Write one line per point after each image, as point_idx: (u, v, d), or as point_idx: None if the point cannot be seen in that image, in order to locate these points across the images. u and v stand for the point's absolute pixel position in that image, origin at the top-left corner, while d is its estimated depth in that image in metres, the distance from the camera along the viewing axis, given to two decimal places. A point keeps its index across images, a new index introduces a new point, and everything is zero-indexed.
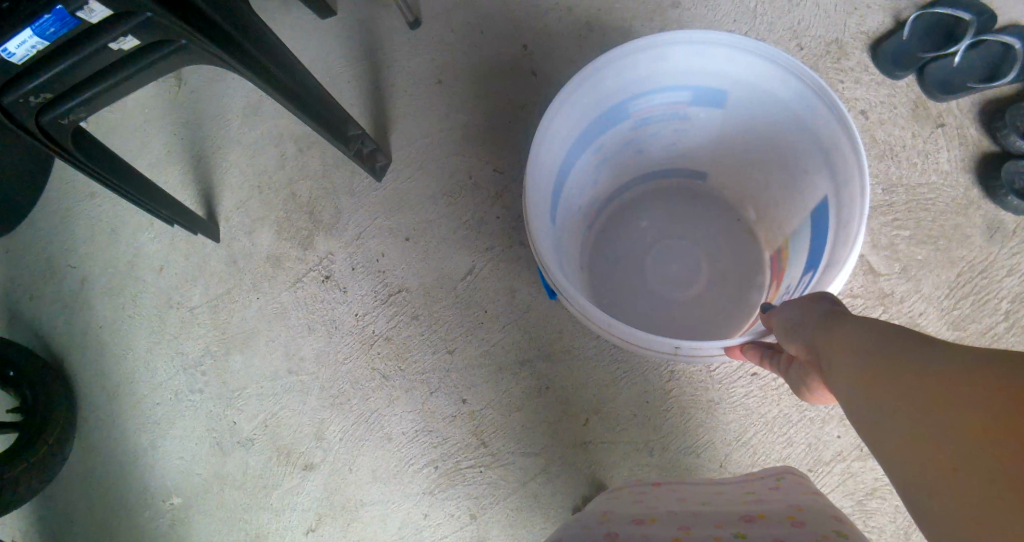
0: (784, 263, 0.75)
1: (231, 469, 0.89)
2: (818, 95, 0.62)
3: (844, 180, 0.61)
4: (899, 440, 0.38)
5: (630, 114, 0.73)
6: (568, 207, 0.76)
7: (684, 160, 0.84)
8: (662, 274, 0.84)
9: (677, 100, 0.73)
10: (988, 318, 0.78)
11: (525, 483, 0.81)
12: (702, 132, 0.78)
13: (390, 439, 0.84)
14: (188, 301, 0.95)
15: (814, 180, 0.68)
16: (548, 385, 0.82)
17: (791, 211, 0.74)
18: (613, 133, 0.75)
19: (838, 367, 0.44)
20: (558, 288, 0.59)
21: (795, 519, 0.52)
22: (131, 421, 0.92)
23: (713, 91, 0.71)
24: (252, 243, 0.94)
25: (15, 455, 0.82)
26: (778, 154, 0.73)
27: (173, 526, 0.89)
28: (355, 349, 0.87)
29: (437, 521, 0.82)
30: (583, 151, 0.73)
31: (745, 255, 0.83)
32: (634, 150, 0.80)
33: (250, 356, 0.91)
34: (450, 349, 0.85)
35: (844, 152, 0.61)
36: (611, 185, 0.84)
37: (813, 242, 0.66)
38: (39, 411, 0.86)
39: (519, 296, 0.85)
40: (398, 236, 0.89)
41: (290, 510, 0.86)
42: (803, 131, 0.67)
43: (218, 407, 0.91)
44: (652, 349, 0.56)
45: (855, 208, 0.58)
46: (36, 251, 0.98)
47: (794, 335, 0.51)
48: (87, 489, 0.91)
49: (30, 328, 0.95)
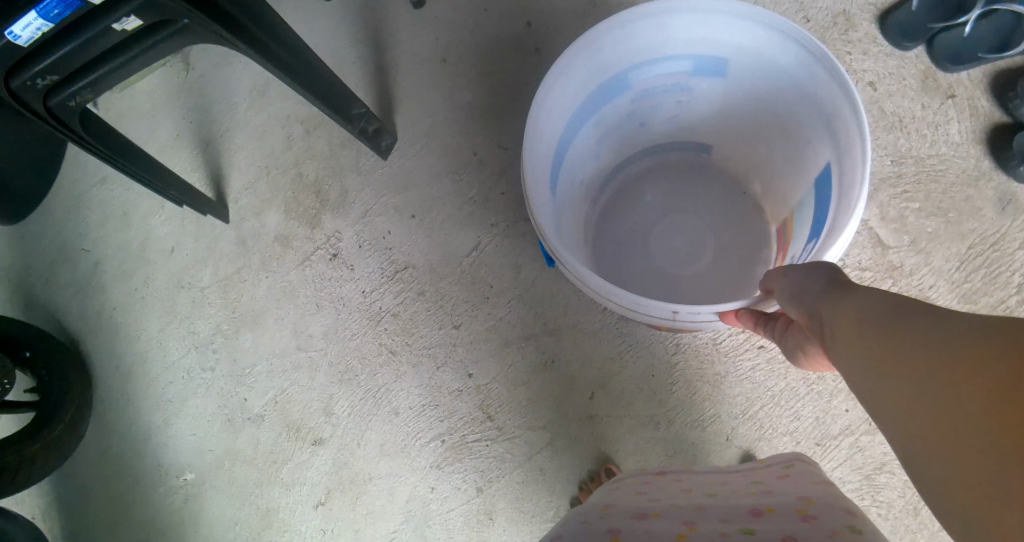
0: (788, 238, 0.74)
1: (242, 445, 0.92)
2: (818, 61, 0.61)
3: (845, 145, 0.61)
4: (898, 408, 0.38)
5: (631, 85, 0.73)
6: (570, 180, 0.76)
7: (688, 133, 0.84)
8: (668, 249, 0.84)
9: (678, 71, 0.73)
10: (1000, 291, 0.77)
11: (532, 457, 0.80)
12: (705, 104, 0.78)
13: (397, 413, 0.84)
14: (199, 282, 0.98)
15: (817, 148, 0.67)
16: (554, 359, 0.81)
17: (796, 182, 0.73)
18: (614, 106, 0.75)
19: (840, 334, 0.44)
20: (557, 257, 0.59)
21: (805, 513, 0.51)
22: (145, 399, 0.98)
23: (715, 61, 0.71)
24: (261, 224, 0.95)
25: (31, 434, 0.87)
26: (782, 124, 0.72)
27: (187, 501, 0.94)
28: (363, 326, 0.88)
29: (444, 494, 0.82)
30: (584, 123, 0.73)
31: (752, 229, 0.83)
32: (636, 124, 0.81)
33: (260, 334, 0.93)
34: (456, 324, 0.84)
35: (845, 118, 0.60)
36: (614, 160, 0.84)
37: (817, 211, 0.66)
38: (55, 391, 0.92)
39: (524, 271, 0.84)
40: (404, 214, 0.90)
41: (299, 485, 0.88)
42: (804, 99, 0.66)
43: (230, 384, 0.93)
44: (651, 315, 0.57)
45: (855, 175, 0.57)
46: (55, 241, 1.03)
47: (797, 301, 0.51)
48: (103, 464, 0.97)
49: (46, 311, 1.01)
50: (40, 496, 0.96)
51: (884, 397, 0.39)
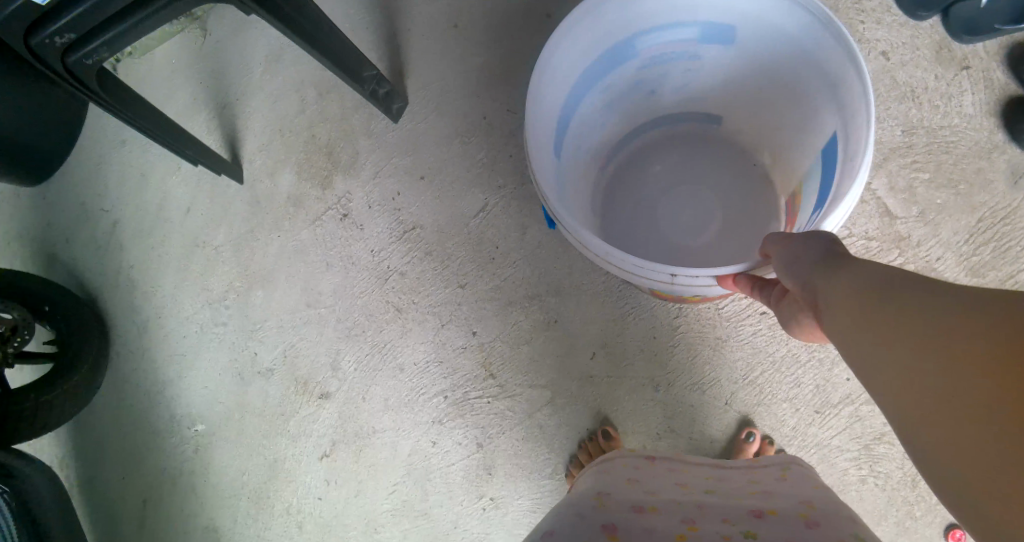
0: (795, 210, 0.73)
1: (252, 398, 0.94)
2: (823, 25, 0.61)
3: (851, 114, 0.60)
4: (902, 390, 0.35)
5: (638, 52, 0.74)
6: (576, 146, 0.78)
7: (698, 105, 0.84)
8: (675, 221, 0.84)
9: (685, 38, 0.73)
10: (1009, 265, 0.76)
11: (532, 415, 0.81)
12: (714, 73, 0.79)
13: (402, 369, 0.86)
14: (213, 240, 1.00)
15: (825, 117, 0.67)
16: (556, 319, 0.82)
17: (804, 152, 0.73)
18: (622, 73, 0.76)
19: (835, 311, 0.42)
20: (557, 219, 0.59)
21: (807, 519, 0.51)
22: (160, 353, 1.01)
23: (723, 28, 0.71)
24: (275, 184, 0.98)
25: (50, 383, 0.90)
26: (790, 92, 0.72)
27: (198, 451, 0.97)
28: (371, 285, 0.90)
29: (445, 449, 0.83)
30: (591, 89, 0.74)
31: (761, 203, 0.82)
32: (644, 93, 0.82)
33: (271, 291, 0.95)
34: (462, 284, 0.86)
35: (850, 83, 0.60)
36: (623, 130, 0.85)
37: (822, 181, 0.65)
38: (72, 344, 0.95)
39: (530, 233, 0.85)
40: (414, 175, 0.91)
41: (305, 438, 0.90)
42: (812, 67, 0.66)
43: (241, 339, 0.96)
44: (648, 277, 0.56)
45: (860, 144, 0.57)
46: (77, 199, 1.06)
47: (791, 271, 0.48)
48: (119, 415, 1.01)
49: (68, 268, 1.05)
50: (58, 443, 1.00)
51: (877, 377, 0.37)
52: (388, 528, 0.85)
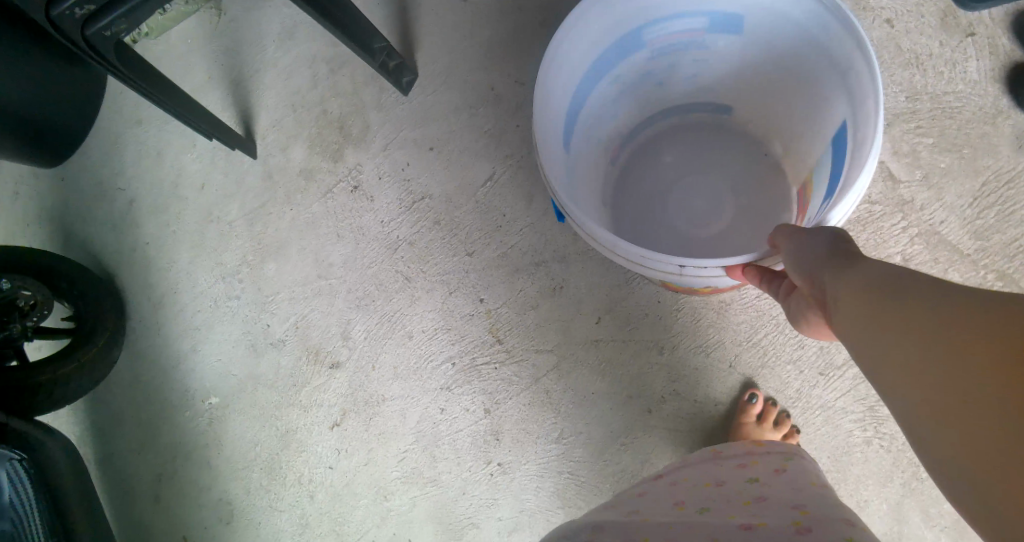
0: (806, 199, 0.74)
1: (264, 369, 0.95)
2: (832, 13, 0.61)
3: (860, 102, 0.60)
4: (898, 377, 0.33)
5: (647, 42, 0.75)
6: (585, 135, 0.79)
7: (708, 93, 0.85)
8: (684, 210, 0.85)
9: (694, 27, 0.74)
10: (1014, 229, 0.76)
11: (539, 380, 0.82)
12: (724, 62, 0.79)
13: (411, 336, 0.88)
14: (228, 215, 1.02)
15: (835, 105, 0.68)
16: (562, 285, 0.83)
17: (814, 141, 0.74)
18: (631, 62, 0.77)
19: (840, 302, 0.40)
20: (566, 210, 0.60)
21: (801, 525, 0.47)
22: (174, 327, 1.03)
23: (732, 16, 0.72)
24: (287, 158, 1.00)
25: (67, 354, 0.93)
26: (800, 80, 0.73)
27: (212, 424, 0.98)
28: (381, 254, 0.91)
29: (453, 415, 0.85)
30: (599, 80, 0.75)
31: (773, 192, 0.83)
32: (653, 82, 0.82)
33: (284, 262, 0.97)
34: (470, 252, 0.87)
35: (859, 72, 0.60)
36: (632, 119, 0.86)
37: (831, 169, 0.66)
38: (88, 318, 0.97)
39: (537, 200, 0.87)
40: (422, 146, 0.93)
41: (316, 407, 0.91)
42: (820, 55, 0.67)
43: (253, 311, 0.97)
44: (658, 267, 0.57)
45: (868, 133, 0.56)
46: (94, 178, 1.09)
47: (798, 267, 0.47)
48: (134, 389, 1.03)
49: (85, 245, 1.07)
50: (78, 416, 1.03)
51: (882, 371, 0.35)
52: (398, 495, 0.86)
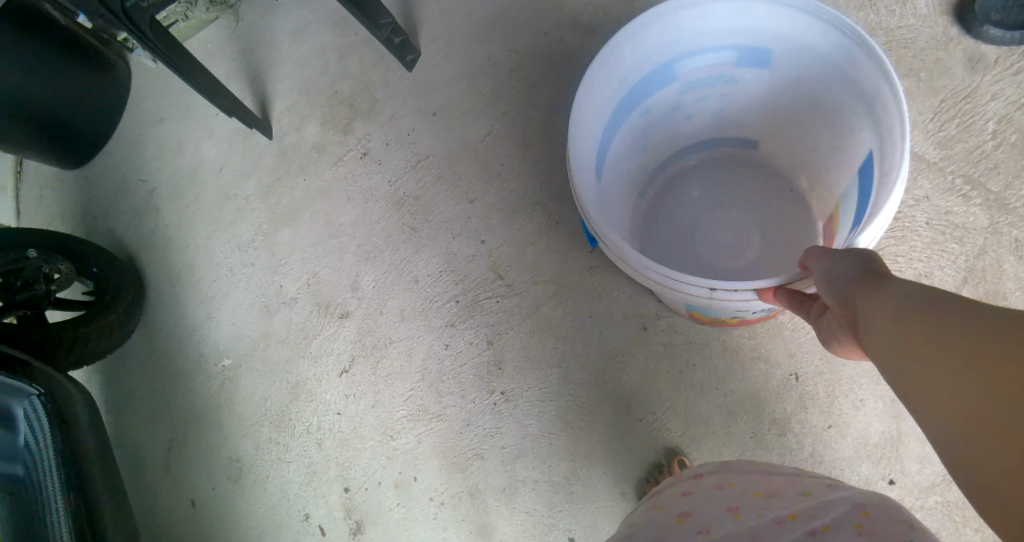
0: (835, 229, 0.75)
1: (277, 327, 0.98)
2: (857, 45, 0.64)
3: (886, 132, 0.62)
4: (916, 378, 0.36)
5: (676, 75, 0.79)
6: (614, 166, 0.83)
7: (735, 127, 0.90)
8: (710, 241, 0.90)
9: (722, 62, 0.79)
10: (976, 137, 0.81)
11: (539, 308, 0.85)
12: (750, 95, 0.84)
13: (417, 281, 0.91)
14: (245, 191, 1.08)
15: (859, 133, 0.70)
16: (557, 221, 0.88)
17: (840, 170, 0.77)
18: (661, 94, 0.81)
19: (871, 324, 0.41)
20: (596, 232, 0.61)
21: (861, 528, 0.42)
22: (191, 298, 1.07)
23: (757, 51, 0.76)
24: (300, 135, 1.06)
25: (89, 316, 0.97)
26: (824, 111, 0.76)
27: (224, 383, 1.01)
28: (387, 210, 0.96)
29: (457, 350, 0.87)
30: (630, 113, 0.79)
31: (798, 221, 0.87)
32: (682, 115, 0.87)
33: (297, 227, 1.02)
34: (471, 200, 0.92)
35: (885, 103, 0.63)
36: (660, 151, 0.91)
37: (859, 195, 0.68)
38: (108, 295, 1.01)
39: (531, 150, 0.93)
40: (426, 113, 0.99)
41: (326, 356, 0.94)
42: (844, 84, 0.70)
43: (268, 275, 1.02)
44: (686, 290, 0.57)
45: (894, 160, 0.58)
46: (114, 175, 1.16)
47: (829, 287, 0.48)
48: (150, 364, 1.06)
49: (110, 231, 1.13)
50: (96, 393, 1.06)
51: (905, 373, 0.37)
52: (405, 435, 0.87)
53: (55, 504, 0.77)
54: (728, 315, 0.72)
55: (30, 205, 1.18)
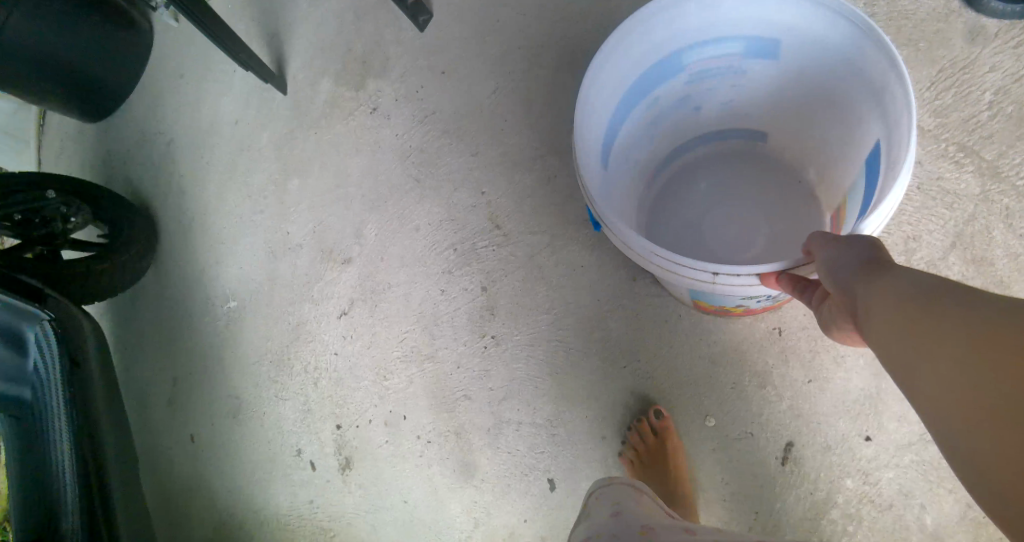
0: (840, 222, 0.71)
1: (282, 271, 1.01)
2: (867, 36, 0.60)
3: (894, 121, 0.58)
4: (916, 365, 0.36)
5: (684, 67, 0.75)
6: (620, 158, 0.79)
7: (743, 118, 0.85)
8: (717, 234, 0.86)
9: (731, 54, 0.74)
10: (971, 107, 0.82)
11: (534, 257, 0.86)
12: (758, 87, 0.79)
13: (418, 229, 0.93)
14: (257, 143, 1.07)
15: (869, 126, 0.66)
16: (555, 173, 0.90)
17: (849, 166, 0.73)
18: (667, 87, 0.77)
19: (869, 311, 0.41)
20: (601, 219, 0.58)
21: None
22: (200, 242, 1.08)
23: (766, 44, 0.72)
24: (314, 92, 1.04)
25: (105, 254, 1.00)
26: (834, 104, 0.72)
27: (228, 323, 1.03)
28: (393, 162, 0.97)
29: (453, 295, 0.88)
30: (636, 105, 0.75)
31: (807, 214, 0.83)
32: (689, 107, 0.83)
33: (306, 177, 1.02)
34: (474, 153, 0.93)
35: (892, 90, 0.59)
36: (666, 143, 0.87)
37: (865, 189, 0.64)
38: (122, 235, 1.04)
39: (534, 106, 0.93)
40: (435, 71, 0.98)
41: (327, 299, 0.96)
42: (855, 76, 0.65)
43: (275, 222, 1.03)
44: (689, 279, 0.54)
45: (899, 147, 0.54)
46: (132, 131, 1.15)
47: (830, 274, 0.46)
48: (160, 307, 1.08)
49: (125, 180, 1.14)
50: (109, 327, 1.10)
51: (904, 360, 0.37)
52: (398, 375, 0.89)
53: (61, 428, 0.78)
54: (733, 306, 0.71)
55: (50, 155, 1.19)
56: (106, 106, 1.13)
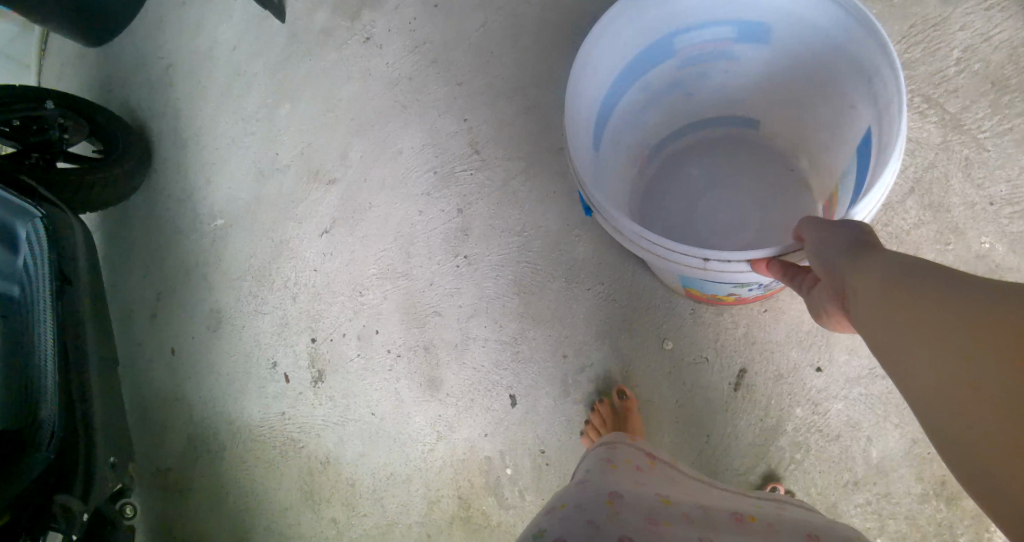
0: (832, 209, 0.69)
1: (269, 191, 1.04)
2: (855, 18, 0.58)
3: (886, 107, 0.57)
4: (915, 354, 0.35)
5: (675, 51, 0.74)
6: (614, 139, 0.78)
7: (737, 107, 0.84)
8: (712, 221, 0.82)
9: (723, 37, 0.73)
10: (938, 62, 0.84)
11: (509, 182, 0.91)
12: (751, 73, 0.78)
13: (401, 153, 0.97)
14: (254, 69, 1.10)
15: (859, 110, 0.65)
16: (535, 105, 0.93)
17: (840, 151, 0.72)
18: (659, 70, 0.76)
19: (861, 298, 0.41)
20: (594, 204, 0.59)
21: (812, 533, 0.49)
22: (192, 161, 1.11)
23: (757, 27, 0.70)
24: (312, 21, 1.07)
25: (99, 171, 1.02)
26: (826, 89, 0.71)
27: (214, 240, 1.06)
28: (383, 90, 1.01)
29: (430, 216, 0.93)
30: (629, 86, 0.75)
31: (803, 202, 0.80)
32: (682, 93, 0.82)
33: (297, 104, 1.05)
34: (460, 83, 0.97)
35: (883, 78, 0.57)
36: (661, 129, 0.86)
37: (857, 175, 0.63)
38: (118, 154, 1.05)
39: (521, 42, 0.96)
40: (428, 4, 1.01)
41: (309, 218, 1.00)
42: (845, 58, 0.64)
43: (264, 144, 1.06)
44: (681, 262, 0.55)
45: (893, 134, 0.53)
46: (132, 51, 1.17)
47: (819, 258, 0.46)
48: (149, 224, 1.10)
49: (122, 101, 1.16)
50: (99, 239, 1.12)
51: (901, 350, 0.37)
52: (372, 290, 0.93)
53: (46, 321, 0.81)
54: (725, 296, 0.72)
55: (52, 78, 1.20)
56: (108, 28, 1.15)
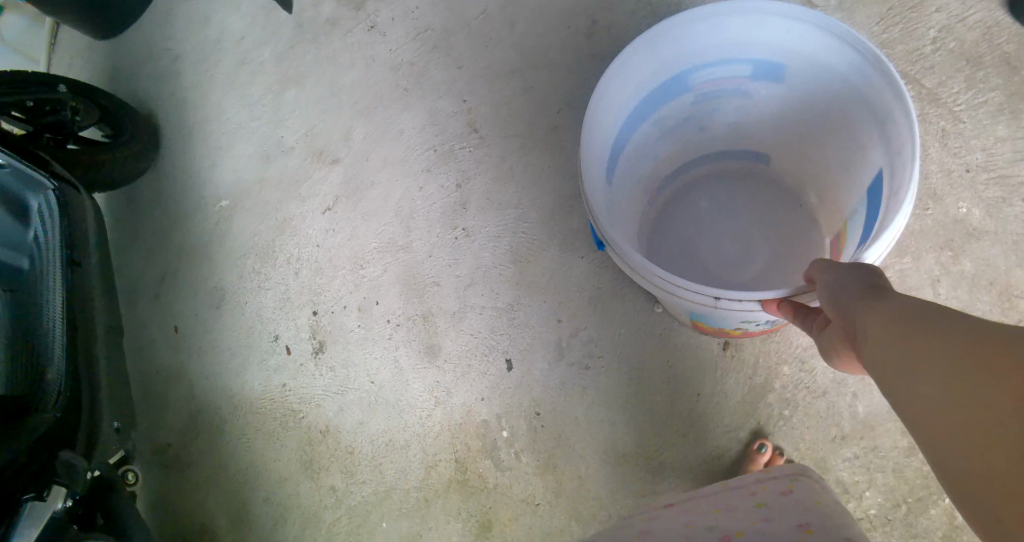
0: (841, 248, 0.70)
1: (273, 172, 1.07)
2: (874, 65, 0.59)
3: (897, 151, 0.58)
4: (932, 398, 0.33)
5: (689, 87, 0.74)
6: (626, 173, 0.78)
7: (747, 141, 0.84)
8: (718, 251, 0.85)
9: (738, 74, 0.73)
10: (915, 42, 0.88)
11: (506, 158, 0.95)
12: (763, 110, 0.78)
13: (403, 133, 1.00)
14: (260, 57, 1.14)
15: (871, 153, 0.65)
16: (531, 86, 0.97)
17: (850, 191, 0.72)
18: (674, 106, 0.76)
19: (874, 344, 0.40)
20: (605, 238, 0.58)
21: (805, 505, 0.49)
22: (198, 146, 1.14)
23: (771, 66, 0.71)
24: (317, 11, 1.12)
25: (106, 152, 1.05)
26: (839, 129, 0.71)
27: (218, 220, 1.09)
28: (385, 74, 1.05)
29: (430, 191, 0.96)
30: (642, 122, 0.74)
31: (807, 236, 0.83)
32: (695, 126, 0.82)
33: (302, 90, 1.09)
34: (459, 67, 1.01)
35: (896, 124, 0.58)
36: (673, 160, 0.86)
37: (867, 216, 0.63)
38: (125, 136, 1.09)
39: (518, 27, 1.00)
40: None
41: (313, 196, 1.03)
42: (859, 101, 0.64)
43: (269, 129, 1.10)
44: (692, 303, 0.55)
45: (903, 177, 0.54)
46: (143, 42, 1.21)
47: (830, 300, 0.46)
48: (156, 207, 1.13)
49: (132, 90, 1.20)
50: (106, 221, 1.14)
51: (914, 395, 0.35)
52: (373, 264, 0.96)
53: (54, 293, 0.83)
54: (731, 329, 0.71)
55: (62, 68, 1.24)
56: (118, 20, 1.19)
